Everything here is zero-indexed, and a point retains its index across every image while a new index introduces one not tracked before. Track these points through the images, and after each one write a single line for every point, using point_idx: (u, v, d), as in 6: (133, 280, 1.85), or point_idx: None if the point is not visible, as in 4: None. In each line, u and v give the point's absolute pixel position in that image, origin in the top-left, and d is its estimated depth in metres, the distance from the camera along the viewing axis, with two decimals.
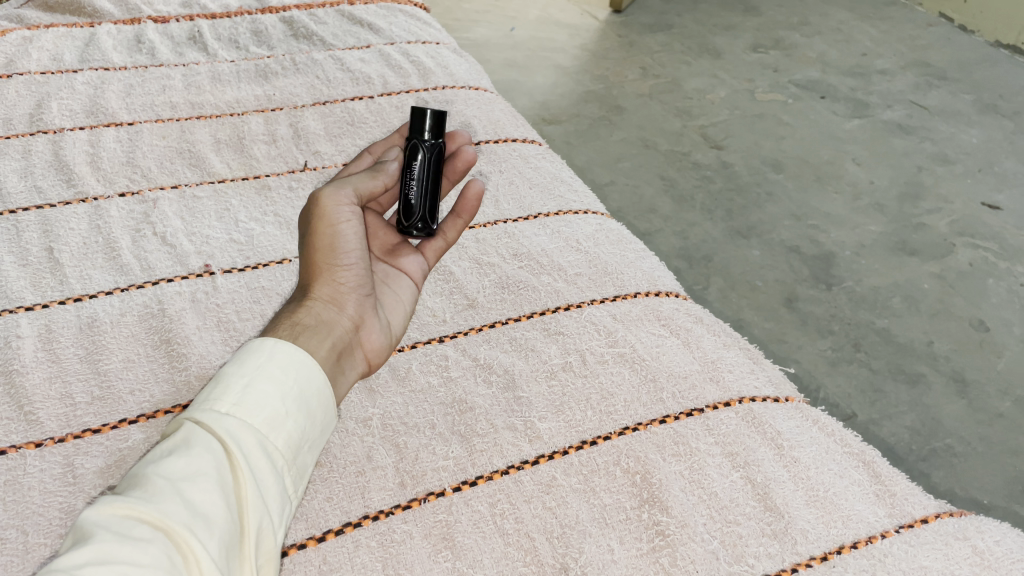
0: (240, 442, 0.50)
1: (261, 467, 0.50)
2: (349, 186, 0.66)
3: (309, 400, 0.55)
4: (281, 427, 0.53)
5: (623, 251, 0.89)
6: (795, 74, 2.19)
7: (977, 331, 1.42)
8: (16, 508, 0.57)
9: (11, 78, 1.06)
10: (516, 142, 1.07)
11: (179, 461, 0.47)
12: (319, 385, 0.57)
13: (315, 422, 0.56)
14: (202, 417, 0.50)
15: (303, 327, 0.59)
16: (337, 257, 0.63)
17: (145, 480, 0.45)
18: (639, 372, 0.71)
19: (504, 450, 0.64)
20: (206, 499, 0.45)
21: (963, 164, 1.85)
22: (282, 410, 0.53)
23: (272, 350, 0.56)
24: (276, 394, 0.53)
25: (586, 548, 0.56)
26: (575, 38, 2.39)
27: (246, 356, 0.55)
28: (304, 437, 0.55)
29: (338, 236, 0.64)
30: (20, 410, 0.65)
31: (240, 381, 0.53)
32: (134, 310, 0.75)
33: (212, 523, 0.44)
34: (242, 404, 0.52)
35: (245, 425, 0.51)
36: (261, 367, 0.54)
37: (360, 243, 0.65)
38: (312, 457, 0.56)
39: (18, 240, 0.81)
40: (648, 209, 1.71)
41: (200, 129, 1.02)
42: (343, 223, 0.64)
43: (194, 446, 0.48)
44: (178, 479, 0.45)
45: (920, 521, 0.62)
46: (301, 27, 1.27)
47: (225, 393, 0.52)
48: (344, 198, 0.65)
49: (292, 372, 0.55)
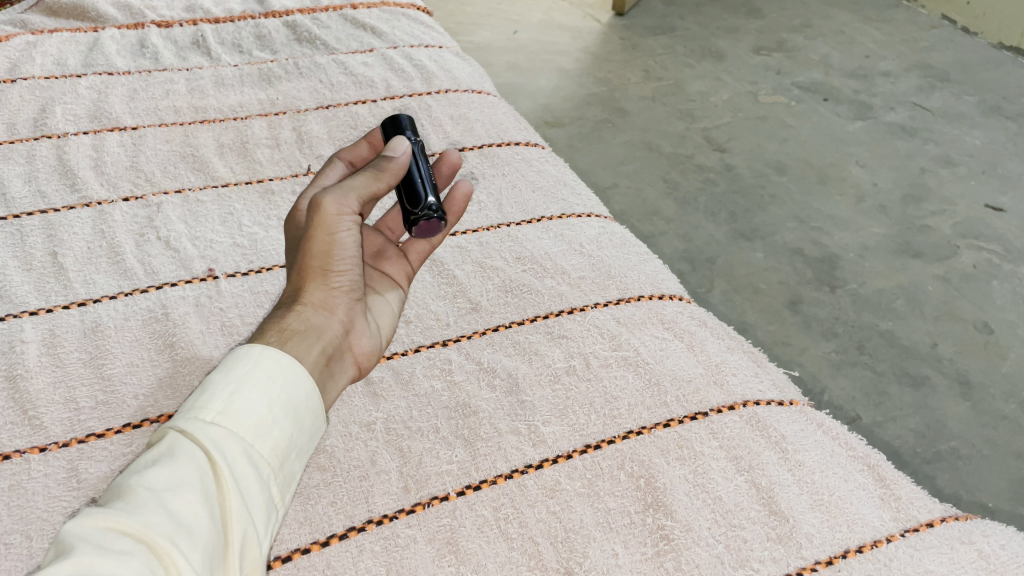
0: (225, 451, 0.50)
1: (247, 476, 0.51)
2: (351, 191, 0.65)
3: (297, 406, 0.56)
4: (267, 435, 0.53)
5: (627, 254, 0.89)
6: (798, 77, 2.19)
7: (982, 333, 1.41)
8: (20, 513, 0.57)
9: (15, 83, 1.06)
10: (519, 145, 1.07)
11: (163, 471, 0.47)
12: (308, 392, 0.57)
13: (304, 429, 0.57)
14: (187, 426, 0.51)
15: (291, 332, 0.59)
16: (331, 265, 0.63)
17: (128, 491, 0.46)
18: (642, 376, 0.71)
19: (508, 454, 0.63)
20: (188, 511, 0.46)
21: (966, 166, 1.85)
22: (269, 418, 0.54)
23: (259, 356, 0.56)
24: (263, 402, 0.54)
25: (590, 553, 0.56)
26: (578, 41, 2.39)
27: (233, 363, 0.55)
28: (293, 444, 0.55)
29: (336, 242, 0.63)
30: (24, 415, 0.65)
31: (226, 388, 0.53)
32: (138, 314, 0.75)
33: (195, 534, 0.45)
34: (227, 412, 0.52)
35: (230, 433, 0.51)
36: (247, 374, 0.54)
37: (355, 250, 0.64)
38: (301, 463, 0.57)
39: (22, 245, 0.82)
40: (651, 212, 1.71)
41: (203, 133, 1.02)
42: (342, 231, 0.63)
43: (178, 456, 0.49)
44: (161, 490, 0.46)
45: (925, 525, 0.62)
46: (305, 31, 1.27)
47: (211, 401, 0.53)
48: (348, 205, 0.64)
49: (279, 380, 0.55)
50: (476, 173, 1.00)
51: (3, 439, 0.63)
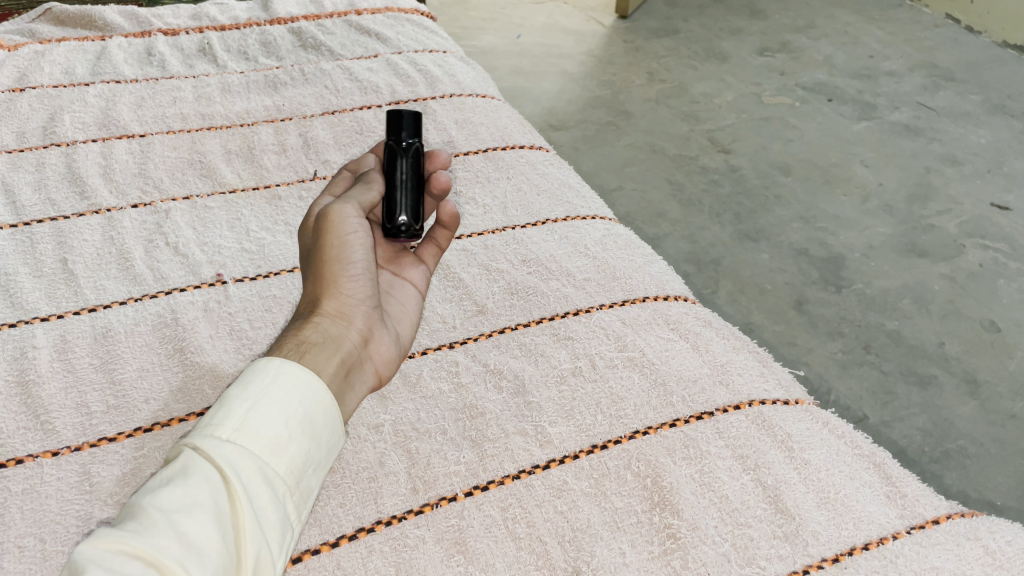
0: (239, 469, 0.52)
1: (260, 495, 0.52)
2: (352, 199, 0.69)
3: (313, 420, 0.57)
4: (282, 453, 0.54)
5: (632, 255, 0.89)
6: (802, 77, 2.19)
7: (989, 332, 1.41)
8: (34, 517, 0.58)
9: (24, 92, 1.07)
10: (524, 148, 1.07)
11: (176, 491, 0.49)
12: (324, 403, 0.58)
13: (321, 444, 0.58)
14: (202, 443, 0.52)
15: (309, 344, 0.61)
16: (338, 270, 0.65)
17: (140, 512, 0.47)
18: (648, 376, 0.72)
19: (515, 455, 0.64)
20: (199, 532, 0.47)
21: (972, 165, 1.84)
22: (285, 435, 0.55)
23: (277, 370, 0.57)
24: (279, 418, 0.55)
25: (598, 552, 0.57)
26: (581, 44, 2.40)
27: (251, 378, 0.57)
28: (308, 459, 0.56)
29: (343, 248, 0.66)
30: (37, 420, 0.66)
31: (242, 405, 0.55)
32: (147, 320, 0.76)
33: (204, 556, 0.47)
34: (242, 430, 0.54)
35: (245, 452, 0.53)
36: (264, 390, 0.56)
37: (364, 254, 0.67)
38: (318, 477, 0.58)
39: (33, 252, 0.83)
40: (656, 213, 1.71)
41: (210, 140, 1.03)
42: (351, 235, 0.67)
43: (192, 475, 0.50)
44: (174, 511, 0.48)
45: (932, 521, 0.62)
46: (310, 38, 1.28)
47: (226, 417, 0.54)
48: (350, 213, 0.68)
49: (296, 395, 0.57)
50: (481, 176, 1.00)
51: (17, 444, 0.63)
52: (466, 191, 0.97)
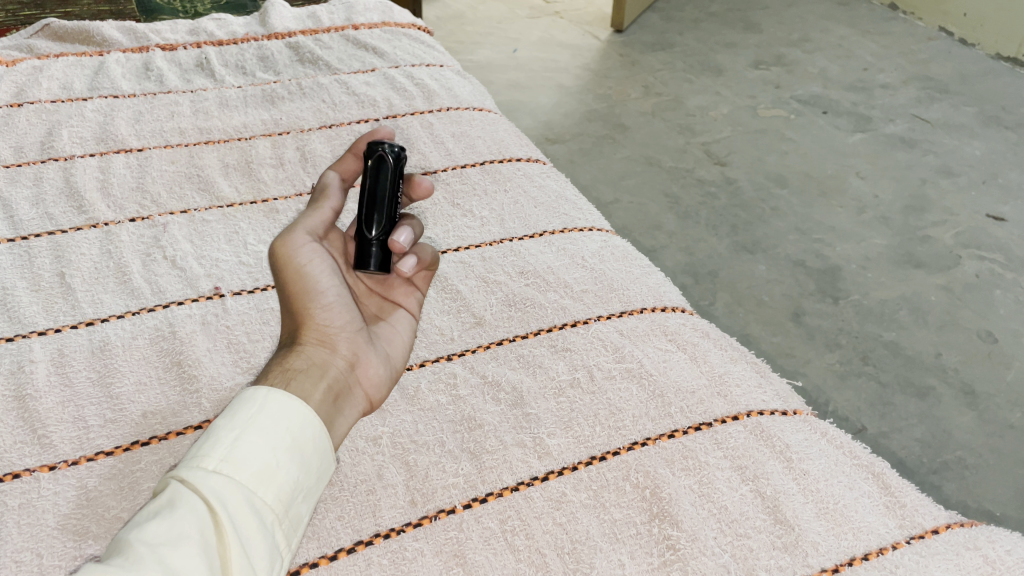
0: (226, 500, 0.51)
1: (248, 524, 0.52)
2: (301, 226, 0.68)
3: (302, 447, 0.57)
4: (270, 481, 0.54)
5: (629, 267, 0.89)
6: (796, 90, 2.21)
7: (985, 342, 1.41)
8: (30, 531, 0.57)
9: (22, 107, 1.08)
10: (520, 161, 1.08)
11: (163, 524, 0.48)
12: (314, 430, 0.58)
13: (310, 471, 0.57)
14: (189, 475, 0.52)
15: (295, 371, 0.61)
16: (316, 298, 0.65)
17: (126, 547, 0.46)
18: (646, 388, 0.72)
19: (514, 467, 0.64)
20: (186, 566, 0.47)
21: (967, 176, 1.86)
22: (272, 464, 0.55)
23: (264, 399, 0.57)
24: (266, 447, 0.55)
25: (597, 564, 0.56)
26: (577, 58, 2.42)
27: (239, 408, 0.56)
28: (298, 486, 0.56)
29: (306, 277, 0.66)
30: (32, 434, 0.65)
31: (229, 434, 0.54)
32: (144, 333, 0.76)
33: None
34: (229, 459, 0.53)
35: (232, 482, 0.52)
36: (251, 420, 0.56)
37: (332, 280, 0.67)
38: (308, 505, 0.57)
39: (30, 266, 0.83)
40: (653, 226, 1.72)
41: (208, 154, 1.04)
42: (308, 263, 0.66)
43: (179, 508, 0.49)
44: (160, 545, 0.47)
45: (931, 531, 0.62)
46: (307, 53, 1.29)
47: (214, 447, 0.54)
48: (302, 240, 0.67)
49: (283, 423, 0.56)
50: (477, 189, 1.01)
51: (12, 459, 0.63)
52: (463, 204, 0.98)
